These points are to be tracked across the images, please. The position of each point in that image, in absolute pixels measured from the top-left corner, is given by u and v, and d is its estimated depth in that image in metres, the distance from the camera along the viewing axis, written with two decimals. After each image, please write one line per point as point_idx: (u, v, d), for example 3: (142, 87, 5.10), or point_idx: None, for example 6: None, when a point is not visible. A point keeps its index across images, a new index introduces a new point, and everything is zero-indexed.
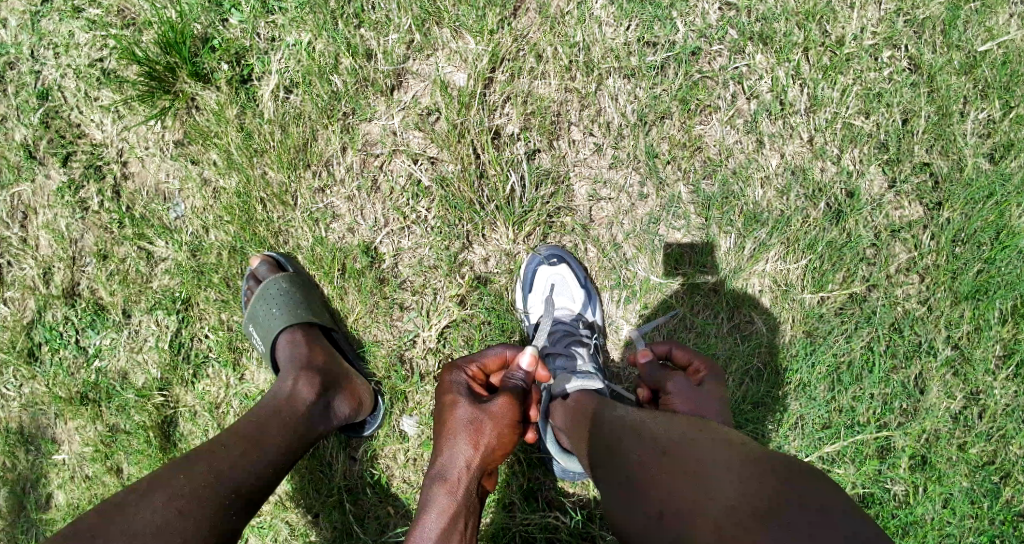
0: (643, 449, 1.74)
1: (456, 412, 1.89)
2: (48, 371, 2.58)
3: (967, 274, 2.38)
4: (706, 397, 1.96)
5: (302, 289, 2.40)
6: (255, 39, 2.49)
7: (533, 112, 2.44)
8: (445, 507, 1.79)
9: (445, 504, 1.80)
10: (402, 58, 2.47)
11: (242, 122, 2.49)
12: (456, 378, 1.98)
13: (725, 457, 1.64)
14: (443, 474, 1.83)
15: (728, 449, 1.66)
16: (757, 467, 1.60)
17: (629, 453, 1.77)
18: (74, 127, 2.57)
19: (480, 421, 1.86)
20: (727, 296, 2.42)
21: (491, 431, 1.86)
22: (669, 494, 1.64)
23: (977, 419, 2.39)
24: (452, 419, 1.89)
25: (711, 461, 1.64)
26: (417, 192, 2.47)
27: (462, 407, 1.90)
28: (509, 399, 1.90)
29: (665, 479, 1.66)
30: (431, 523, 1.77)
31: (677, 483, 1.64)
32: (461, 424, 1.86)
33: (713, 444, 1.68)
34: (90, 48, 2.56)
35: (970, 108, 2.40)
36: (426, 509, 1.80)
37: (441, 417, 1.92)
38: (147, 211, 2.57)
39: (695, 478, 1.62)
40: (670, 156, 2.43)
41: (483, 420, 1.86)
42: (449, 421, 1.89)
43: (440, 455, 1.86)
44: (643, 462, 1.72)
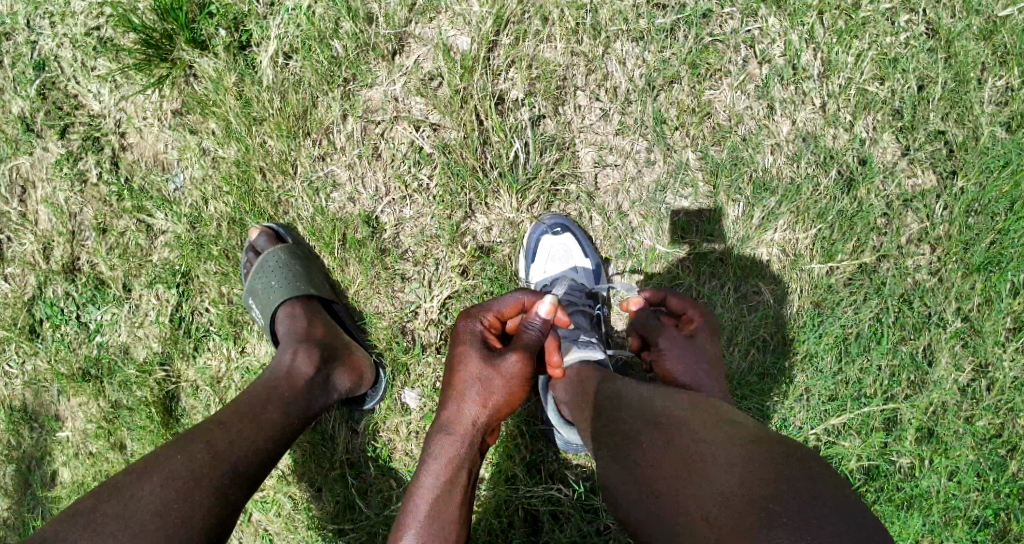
0: (645, 439, 1.69)
1: (468, 366, 1.85)
2: (50, 347, 2.55)
3: (979, 245, 2.32)
4: (695, 350, 1.97)
5: (302, 261, 2.36)
6: (254, 4, 2.43)
7: (538, 76, 2.38)
8: (449, 459, 1.82)
9: (449, 457, 1.82)
10: (405, 22, 2.41)
11: (241, 90, 2.44)
12: (471, 328, 1.92)
13: (727, 447, 1.58)
14: (448, 426, 1.84)
15: (731, 439, 1.59)
16: (760, 457, 1.53)
17: (631, 440, 1.73)
18: (71, 98, 2.53)
19: (490, 377, 1.83)
20: (734, 266, 2.37)
21: (500, 386, 1.83)
22: (669, 486, 1.59)
23: (986, 392, 2.34)
24: (464, 373, 1.85)
25: (712, 451, 1.58)
26: (418, 159, 2.43)
27: (473, 360, 1.85)
28: (524, 355, 1.83)
29: (666, 470, 1.62)
30: (435, 473, 1.81)
31: (678, 478, 1.59)
32: (471, 381, 1.84)
33: (716, 433, 1.62)
34: (87, 17, 2.51)
35: (987, 75, 2.33)
36: (430, 458, 1.83)
37: (454, 367, 1.89)
38: (145, 183, 2.53)
39: (696, 470, 1.57)
40: (678, 122, 2.37)
41: (493, 376, 1.83)
42: (459, 375, 1.86)
43: (449, 405, 1.86)
44: (646, 454, 1.67)
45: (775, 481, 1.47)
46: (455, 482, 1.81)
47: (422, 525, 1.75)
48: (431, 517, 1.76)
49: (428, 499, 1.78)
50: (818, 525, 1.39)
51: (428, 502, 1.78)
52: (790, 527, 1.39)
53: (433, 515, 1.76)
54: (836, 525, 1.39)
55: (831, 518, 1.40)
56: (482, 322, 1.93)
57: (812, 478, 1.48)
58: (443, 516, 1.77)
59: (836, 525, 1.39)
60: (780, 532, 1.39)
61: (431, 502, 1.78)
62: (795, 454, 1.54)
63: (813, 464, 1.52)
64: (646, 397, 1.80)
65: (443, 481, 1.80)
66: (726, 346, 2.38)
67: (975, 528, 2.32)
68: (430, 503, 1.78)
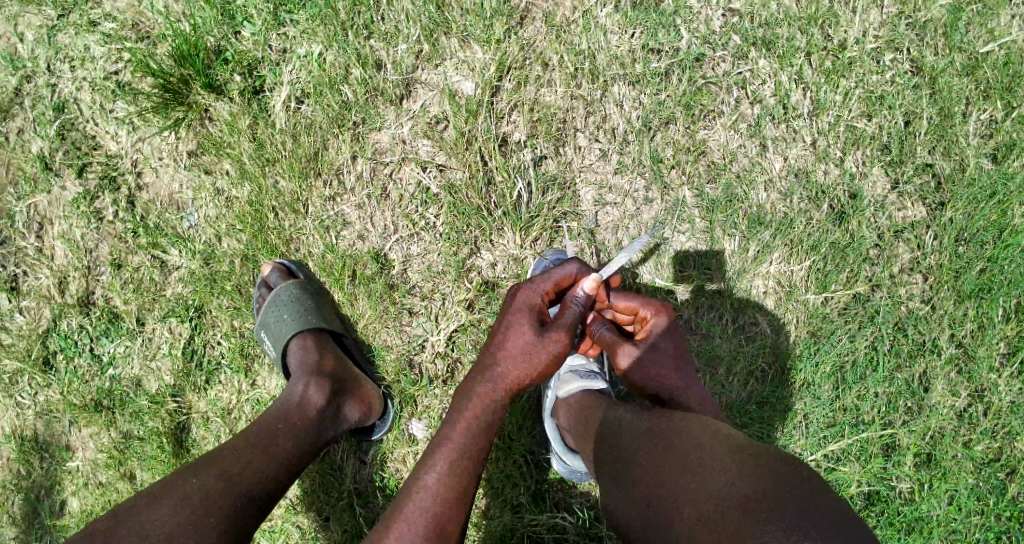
0: (648, 449, 1.78)
1: (520, 339, 1.93)
2: (63, 379, 2.63)
3: (970, 273, 2.40)
4: (661, 357, 2.06)
5: (313, 296, 2.44)
6: (267, 51, 2.55)
7: (539, 119, 2.48)
8: (465, 436, 1.85)
9: (467, 433, 1.85)
10: (411, 68, 2.52)
11: (254, 132, 2.55)
12: (529, 301, 1.99)
13: (727, 457, 1.64)
14: (474, 402, 1.89)
15: (732, 450, 1.66)
16: (759, 468, 1.59)
17: (635, 455, 1.79)
18: (89, 139, 2.63)
19: (535, 355, 1.93)
20: (732, 298, 2.45)
21: (533, 367, 1.92)
22: (670, 495, 1.65)
23: (982, 416, 2.40)
24: (512, 346, 1.93)
25: (713, 461, 1.64)
26: (425, 199, 2.52)
27: (525, 335, 1.94)
28: (568, 339, 1.97)
29: (667, 480, 1.68)
30: (449, 449, 1.83)
31: (679, 484, 1.65)
32: (523, 350, 1.93)
33: (717, 445, 1.68)
34: (106, 61, 2.62)
35: (972, 109, 2.42)
36: (446, 434, 1.85)
37: (501, 338, 1.95)
38: (160, 221, 2.62)
39: (696, 478, 1.63)
40: (674, 160, 2.46)
41: (536, 355, 1.93)
42: (511, 342, 1.94)
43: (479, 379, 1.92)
44: (648, 463, 1.75)
45: (773, 489, 1.53)
46: (466, 461, 1.82)
47: (431, 499, 1.76)
48: (440, 492, 1.77)
49: (438, 475, 1.79)
50: (813, 531, 1.44)
51: (438, 477, 1.79)
52: (786, 530, 1.44)
53: (440, 491, 1.77)
54: (830, 533, 1.44)
55: (826, 526, 1.45)
56: (538, 297, 2.00)
57: (808, 490, 1.54)
58: (450, 492, 1.78)
59: (830, 532, 1.44)
60: (775, 535, 1.44)
61: (441, 478, 1.79)
62: (793, 467, 1.60)
63: (809, 478, 1.58)
64: (650, 415, 1.88)
65: (456, 458, 1.82)
66: (724, 375, 2.45)
67: None
68: (439, 479, 1.79)
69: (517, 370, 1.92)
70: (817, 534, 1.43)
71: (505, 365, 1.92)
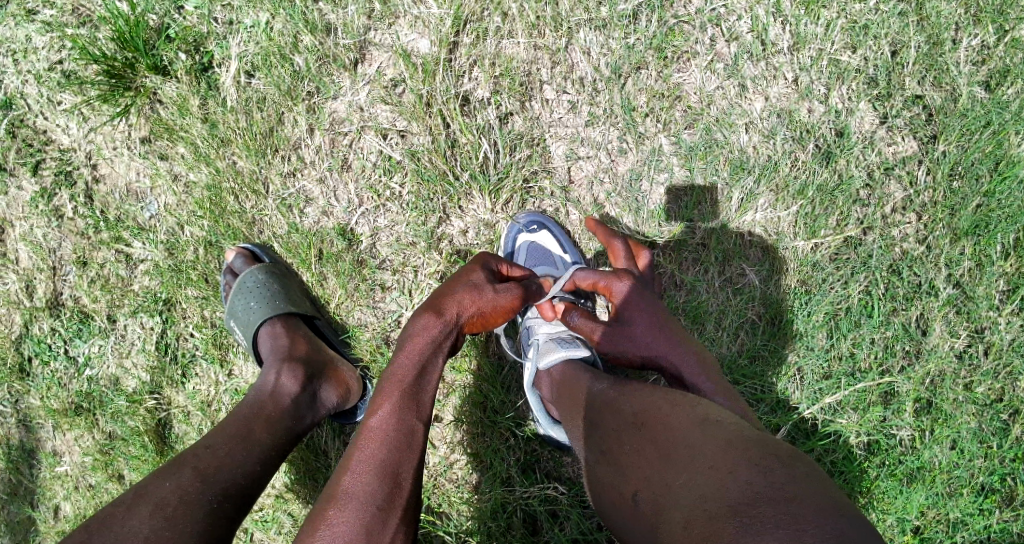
0: (642, 437, 1.65)
1: (467, 279, 1.95)
2: (41, 385, 2.51)
3: (966, 209, 2.27)
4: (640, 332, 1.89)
5: (279, 279, 2.31)
6: (212, 24, 2.41)
7: (501, 74, 2.35)
8: (401, 393, 1.75)
9: (402, 387, 1.76)
10: (363, 30, 2.38)
11: (206, 112, 2.41)
12: (485, 258, 2.04)
13: (711, 445, 1.53)
14: (406, 348, 1.81)
15: (718, 439, 1.55)
16: (746, 456, 1.48)
17: (619, 444, 1.69)
18: (40, 134, 2.49)
19: (481, 290, 1.92)
20: (715, 250, 2.33)
21: (474, 306, 1.90)
22: (656, 491, 1.55)
23: (983, 357, 2.29)
24: (456, 283, 1.93)
25: (697, 452, 1.54)
26: (389, 167, 2.39)
27: (475, 275, 1.95)
28: (519, 297, 1.97)
29: (657, 472, 1.57)
30: (386, 409, 1.72)
31: (676, 474, 1.54)
32: (465, 285, 1.92)
33: (711, 431, 1.57)
34: (49, 51, 2.46)
35: (961, 35, 2.28)
36: (382, 393, 1.75)
37: (451, 282, 1.95)
38: (121, 213, 2.49)
39: (682, 471, 1.53)
40: (648, 108, 2.34)
41: (482, 292, 1.92)
42: (458, 282, 1.94)
43: (413, 324, 1.85)
44: (643, 452, 1.63)
45: (771, 477, 1.42)
46: (401, 419, 1.71)
47: (373, 466, 1.63)
48: (383, 460, 1.64)
49: (381, 440, 1.67)
50: (810, 523, 1.32)
51: (380, 441, 1.66)
52: (784, 524, 1.33)
53: (386, 461, 1.64)
54: (824, 518, 1.33)
55: (818, 511, 1.34)
56: (496, 261, 2.05)
57: (800, 475, 1.43)
58: (393, 462, 1.65)
59: (824, 518, 1.33)
60: (775, 525, 1.33)
61: (384, 444, 1.66)
62: (785, 455, 1.48)
63: (808, 468, 1.47)
64: (638, 394, 1.76)
65: (393, 421, 1.69)
66: (714, 330, 2.34)
67: (982, 495, 2.27)
68: (382, 445, 1.66)
69: (458, 309, 1.88)
70: (814, 525, 1.32)
71: (447, 303, 1.88)
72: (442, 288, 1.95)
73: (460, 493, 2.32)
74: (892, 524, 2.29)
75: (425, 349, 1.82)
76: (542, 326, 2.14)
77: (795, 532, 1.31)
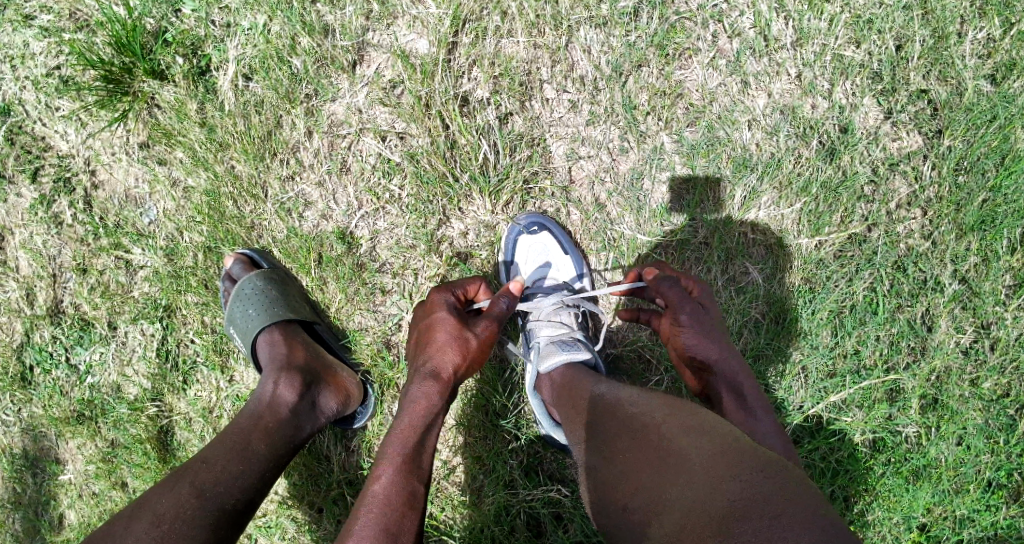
0: (640, 443, 1.64)
1: (445, 329, 1.90)
2: (43, 393, 2.50)
3: (972, 204, 2.24)
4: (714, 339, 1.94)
5: (277, 285, 2.29)
6: (210, 27, 2.39)
7: (501, 73, 2.33)
8: (403, 454, 1.74)
9: (403, 450, 1.74)
10: (360, 31, 2.36)
11: (204, 117, 2.39)
12: (445, 297, 1.98)
13: (709, 449, 1.55)
14: (412, 408, 1.80)
15: (713, 442, 1.57)
16: (744, 460, 1.51)
17: (613, 446, 1.69)
18: (39, 141, 2.48)
19: (466, 340, 1.89)
20: (718, 249, 2.31)
21: (464, 357, 1.88)
22: (653, 493, 1.55)
23: (989, 352, 2.26)
24: (439, 338, 1.89)
25: (695, 455, 1.55)
26: (388, 170, 2.37)
27: (453, 324, 1.91)
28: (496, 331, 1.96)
29: (655, 475, 1.57)
30: (388, 471, 1.70)
31: (676, 477, 1.54)
32: (449, 338, 1.88)
33: (706, 436, 1.59)
34: (47, 57, 2.45)
35: (967, 27, 2.25)
36: (384, 456, 1.73)
37: (431, 334, 1.90)
38: (120, 219, 2.48)
39: (680, 473, 1.54)
40: (649, 106, 2.31)
41: (467, 340, 1.89)
42: (437, 333, 1.90)
43: (415, 384, 1.83)
44: (640, 456, 1.63)
45: (769, 478, 1.46)
46: (403, 481, 1.69)
47: (376, 527, 1.61)
48: (386, 522, 1.62)
49: (383, 501, 1.65)
50: (812, 522, 1.37)
51: (383, 503, 1.65)
52: (789, 523, 1.37)
53: (388, 520, 1.63)
54: (824, 518, 1.38)
55: (817, 511, 1.39)
56: (455, 296, 2.00)
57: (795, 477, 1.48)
58: (397, 523, 1.63)
59: (823, 518, 1.38)
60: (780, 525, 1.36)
61: (387, 506, 1.64)
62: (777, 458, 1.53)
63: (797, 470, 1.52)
64: (635, 399, 1.75)
65: (404, 479, 1.70)
66: None
67: (988, 491, 2.24)
68: (385, 508, 1.64)
69: (451, 366, 1.86)
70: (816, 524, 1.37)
71: (438, 363, 1.85)
72: (424, 340, 1.90)
73: (464, 497, 2.30)
74: (898, 522, 2.26)
75: (425, 411, 1.80)
76: (543, 329, 2.12)
77: (800, 531, 1.35)
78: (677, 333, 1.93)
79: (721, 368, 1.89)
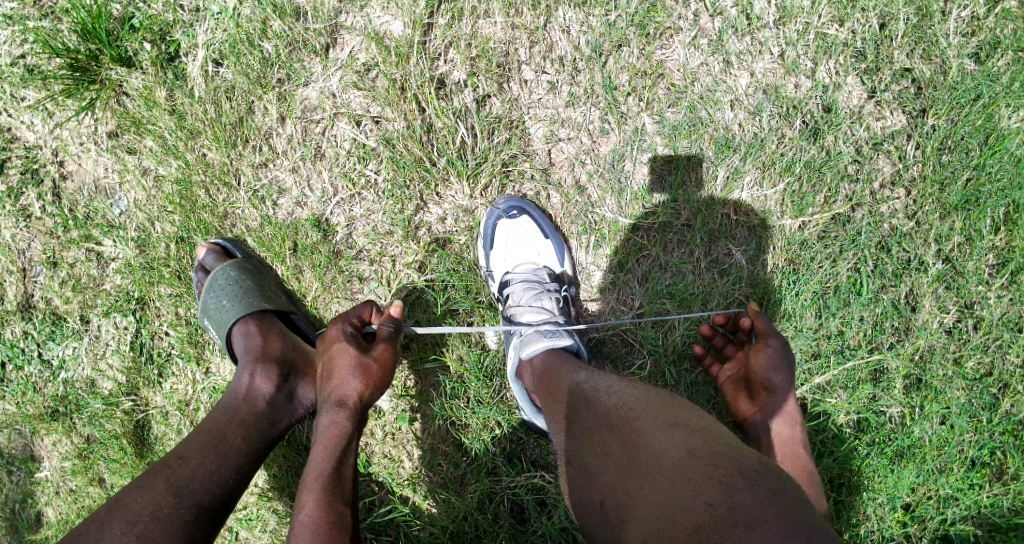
0: (625, 437, 1.61)
1: (344, 359, 1.84)
2: (15, 390, 2.43)
3: (956, 183, 2.22)
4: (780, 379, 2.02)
5: (252, 274, 2.23)
6: (178, 12, 2.33)
7: (478, 55, 2.28)
8: (324, 487, 1.67)
9: (324, 482, 1.68)
10: (333, 13, 2.30)
11: (174, 104, 2.32)
12: (340, 328, 1.92)
13: (690, 445, 1.55)
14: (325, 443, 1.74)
15: (694, 438, 1.57)
16: (724, 458, 1.51)
17: (591, 435, 1.67)
18: (4, 131, 2.40)
19: (368, 365, 1.84)
20: (701, 231, 2.27)
21: (369, 382, 1.83)
22: (641, 488, 1.52)
23: (972, 332, 2.24)
24: (337, 369, 1.83)
25: (675, 450, 1.55)
26: (363, 155, 2.32)
27: (350, 352, 1.85)
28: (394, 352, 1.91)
29: (641, 471, 1.54)
30: (310, 505, 1.63)
31: (665, 474, 1.51)
32: (348, 366, 1.83)
33: (691, 433, 1.58)
34: (10, 45, 2.37)
35: (951, 6, 2.23)
36: (305, 490, 1.66)
37: (330, 366, 1.85)
38: (90, 211, 2.41)
39: (661, 469, 1.53)
40: (629, 87, 2.27)
41: (369, 365, 1.84)
42: (336, 364, 1.84)
43: (326, 420, 1.77)
44: (626, 449, 1.59)
45: (757, 479, 1.47)
46: (327, 514, 1.62)
47: None
48: None
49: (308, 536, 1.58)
50: (801, 525, 1.39)
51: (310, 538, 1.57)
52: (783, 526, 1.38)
53: None
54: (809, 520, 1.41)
55: (803, 514, 1.42)
56: (349, 324, 1.94)
57: (772, 475, 1.49)
58: None
59: (809, 521, 1.41)
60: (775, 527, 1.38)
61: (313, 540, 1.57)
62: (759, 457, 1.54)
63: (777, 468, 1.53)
64: (615, 390, 1.72)
65: (322, 512, 1.62)
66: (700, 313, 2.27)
67: (970, 470, 2.23)
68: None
69: (356, 393, 1.81)
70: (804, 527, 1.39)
71: (342, 391, 1.80)
72: (326, 372, 1.85)
73: (447, 486, 2.26)
74: (882, 502, 2.24)
75: (338, 440, 1.75)
76: (523, 314, 2.17)
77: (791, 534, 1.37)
78: (761, 351, 2.01)
79: (789, 397, 1.96)
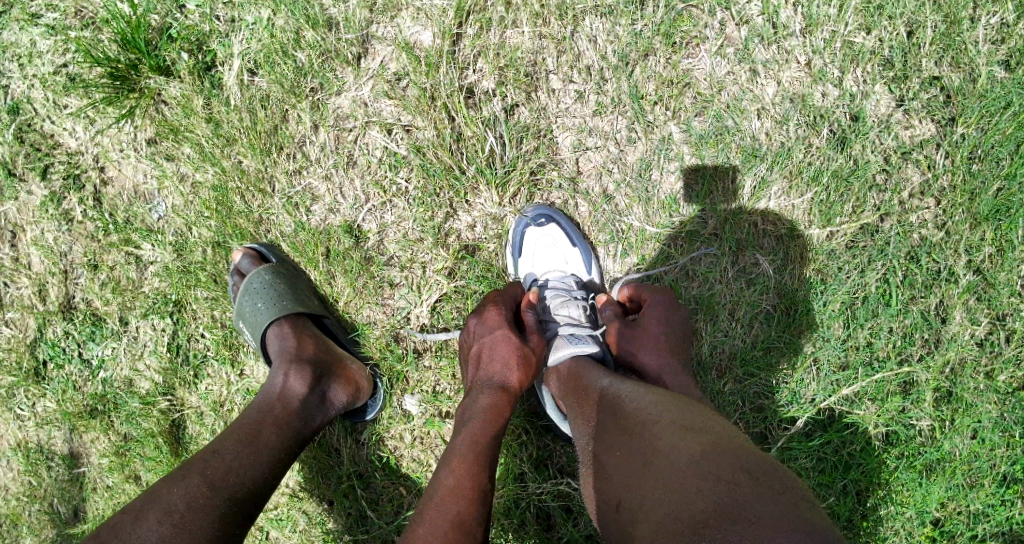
0: (634, 443, 1.65)
1: (509, 340, 1.93)
2: (56, 388, 2.51)
3: (986, 193, 2.21)
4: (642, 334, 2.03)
5: (286, 279, 2.29)
6: (215, 23, 2.39)
7: (506, 65, 2.32)
8: (469, 448, 1.73)
9: (470, 444, 1.74)
10: (364, 23, 2.35)
11: (210, 112, 2.39)
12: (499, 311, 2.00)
13: (695, 446, 1.57)
14: (481, 417, 1.80)
15: (698, 440, 1.59)
16: (721, 457, 1.53)
17: (608, 438, 1.71)
18: (48, 138, 2.48)
19: (528, 353, 1.93)
20: (728, 240, 2.29)
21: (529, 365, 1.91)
22: (645, 495, 1.56)
23: (1005, 344, 2.23)
24: (503, 349, 1.91)
25: (679, 452, 1.57)
26: (394, 163, 2.37)
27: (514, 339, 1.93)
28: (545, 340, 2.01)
29: (646, 478, 1.58)
30: (454, 467, 1.68)
31: (667, 478, 1.55)
32: (514, 349, 1.91)
33: (690, 435, 1.60)
34: (54, 55, 2.45)
35: (980, 12, 2.22)
36: (454, 454, 1.72)
37: (493, 344, 1.92)
38: (128, 215, 2.48)
39: (666, 471, 1.56)
40: (656, 96, 2.29)
41: (529, 353, 1.93)
42: (502, 345, 1.92)
43: (483, 396, 1.85)
44: (632, 456, 1.64)
45: (754, 478, 1.48)
46: (471, 473, 1.67)
47: (446, 514, 1.57)
48: (456, 512, 1.58)
49: (446, 488, 1.63)
50: (798, 522, 1.39)
51: (450, 490, 1.63)
52: (779, 525, 1.38)
53: (458, 506, 1.59)
54: (809, 519, 1.41)
55: (802, 511, 1.42)
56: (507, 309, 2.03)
57: (778, 476, 1.49)
58: (466, 512, 1.59)
59: (808, 518, 1.41)
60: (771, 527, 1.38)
61: (457, 495, 1.62)
62: (758, 456, 1.55)
63: (777, 467, 1.53)
64: (624, 396, 1.77)
65: (463, 475, 1.66)
66: (726, 322, 2.29)
67: (1003, 486, 2.22)
68: (455, 496, 1.61)
69: (515, 373, 1.88)
70: (802, 523, 1.39)
71: (502, 371, 1.88)
72: (485, 349, 1.93)
73: None
74: (911, 517, 2.25)
75: (492, 412, 1.82)
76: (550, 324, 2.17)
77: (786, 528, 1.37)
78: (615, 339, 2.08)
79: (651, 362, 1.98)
